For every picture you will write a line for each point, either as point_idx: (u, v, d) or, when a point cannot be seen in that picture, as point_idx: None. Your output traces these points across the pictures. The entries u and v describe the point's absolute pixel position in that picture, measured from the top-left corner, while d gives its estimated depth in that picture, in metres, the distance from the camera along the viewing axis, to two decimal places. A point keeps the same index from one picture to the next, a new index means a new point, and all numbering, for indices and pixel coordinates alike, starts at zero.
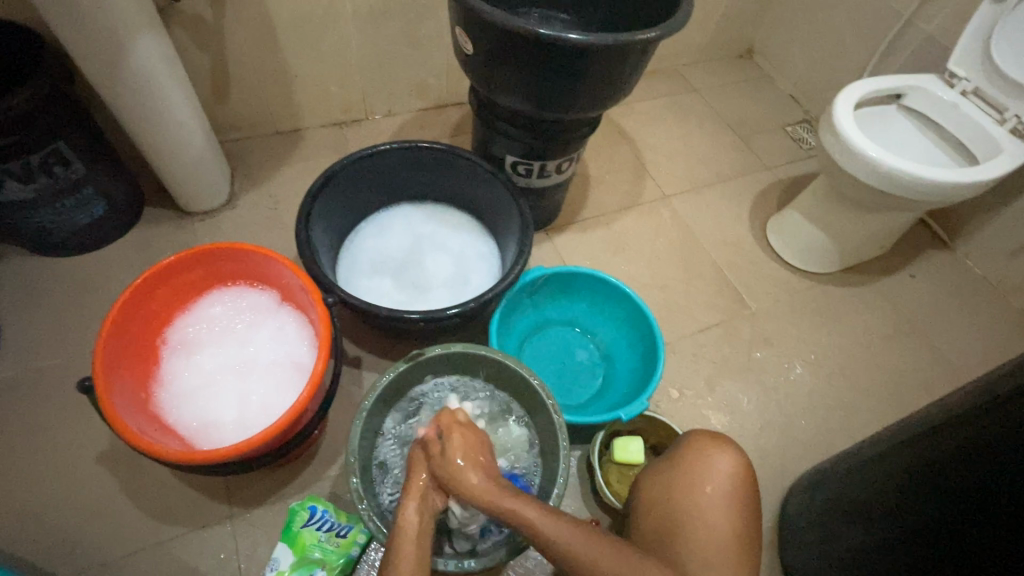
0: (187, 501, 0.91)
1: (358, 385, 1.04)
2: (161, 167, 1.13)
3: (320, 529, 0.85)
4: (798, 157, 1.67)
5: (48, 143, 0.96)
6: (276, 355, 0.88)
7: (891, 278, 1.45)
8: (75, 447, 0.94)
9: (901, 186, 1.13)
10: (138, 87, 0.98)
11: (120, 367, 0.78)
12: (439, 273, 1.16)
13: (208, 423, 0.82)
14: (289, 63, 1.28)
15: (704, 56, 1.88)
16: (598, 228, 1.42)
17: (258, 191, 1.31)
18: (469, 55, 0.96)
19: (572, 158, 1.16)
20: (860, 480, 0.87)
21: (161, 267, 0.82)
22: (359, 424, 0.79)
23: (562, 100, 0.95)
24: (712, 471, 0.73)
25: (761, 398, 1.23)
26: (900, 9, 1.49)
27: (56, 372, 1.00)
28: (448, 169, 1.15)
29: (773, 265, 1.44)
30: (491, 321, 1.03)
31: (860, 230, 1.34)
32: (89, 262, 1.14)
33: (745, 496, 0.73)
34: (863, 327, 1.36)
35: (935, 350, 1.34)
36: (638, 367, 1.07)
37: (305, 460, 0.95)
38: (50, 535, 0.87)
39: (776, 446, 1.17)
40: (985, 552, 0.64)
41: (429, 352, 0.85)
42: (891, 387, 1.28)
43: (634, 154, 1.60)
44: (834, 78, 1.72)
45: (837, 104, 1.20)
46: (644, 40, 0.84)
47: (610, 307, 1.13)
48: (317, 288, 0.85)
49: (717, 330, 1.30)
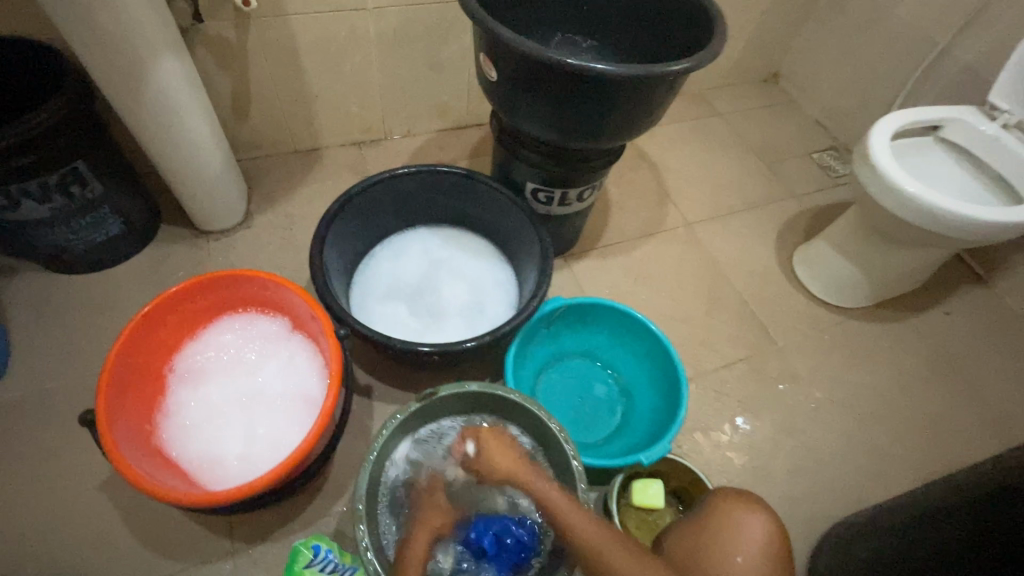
0: (188, 535, 0.87)
1: (368, 416, 1.01)
2: (179, 187, 1.12)
3: (324, 570, 0.82)
4: (826, 185, 1.62)
5: (66, 164, 0.95)
6: (285, 387, 0.85)
7: (926, 315, 1.38)
8: (77, 473, 0.91)
9: (940, 224, 1.07)
10: (159, 108, 0.97)
11: (125, 397, 0.76)
12: (455, 301, 1.12)
13: (211, 458, 0.79)
14: (310, 83, 1.27)
15: (728, 80, 1.85)
16: (618, 255, 1.38)
17: (274, 210, 1.29)
18: (493, 82, 0.94)
19: (595, 186, 1.13)
20: (898, 542, 0.80)
21: (171, 294, 0.80)
22: (368, 465, 0.76)
23: (586, 129, 0.92)
24: (743, 540, 0.68)
25: (788, 439, 1.17)
26: (936, 37, 1.45)
27: (63, 394, 0.98)
28: (467, 194, 1.13)
29: (800, 298, 1.39)
30: (508, 353, 0.99)
31: (894, 265, 1.28)
32: (102, 280, 1.13)
33: (780, 568, 0.67)
34: (896, 366, 1.29)
35: (973, 393, 1.27)
36: (659, 405, 1.03)
37: (311, 495, 0.92)
38: (47, 567, 0.84)
39: (804, 492, 1.11)
40: None
41: (442, 391, 0.82)
42: (927, 432, 1.21)
43: (656, 179, 1.56)
44: (864, 105, 1.67)
45: (871, 137, 1.16)
46: (675, 71, 0.81)
47: (631, 341, 1.09)
48: (329, 319, 0.82)
49: (741, 365, 1.25)
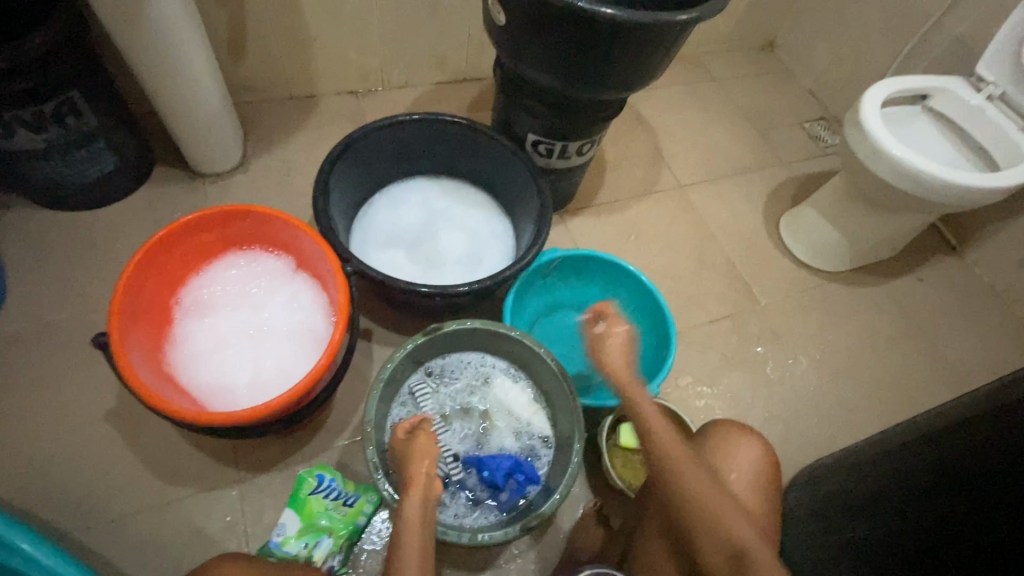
0: (195, 462, 0.90)
1: (369, 358, 1.03)
2: (176, 126, 1.10)
3: (328, 497, 0.85)
4: (814, 154, 1.66)
5: (61, 93, 0.93)
6: (292, 322, 0.87)
7: (900, 281, 1.45)
8: (82, 403, 0.93)
9: (921, 188, 1.12)
10: (160, 43, 0.95)
11: (135, 325, 0.77)
12: (454, 250, 1.14)
13: (220, 386, 0.81)
14: (309, 26, 1.25)
15: (726, 46, 1.85)
16: (612, 214, 1.41)
17: (270, 155, 1.28)
18: (500, 26, 0.95)
19: (594, 140, 1.15)
20: (861, 477, 0.87)
21: (178, 225, 0.81)
22: (375, 395, 0.79)
23: (590, 80, 0.94)
24: (737, 460, 0.76)
25: (765, 391, 1.23)
26: (930, 10, 1.47)
27: (62, 328, 0.99)
28: (468, 144, 1.13)
29: (784, 261, 1.44)
30: (506, 299, 1.02)
31: (875, 231, 1.34)
32: (97, 218, 1.12)
33: (766, 484, 0.76)
34: (869, 327, 1.37)
35: (939, 354, 1.35)
36: (647, 355, 1.07)
37: (314, 429, 0.95)
38: (55, 490, 0.86)
39: (779, 439, 1.18)
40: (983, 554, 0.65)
41: (447, 328, 0.85)
42: (894, 389, 1.29)
43: (651, 141, 1.58)
44: (856, 76, 1.70)
45: (864, 102, 1.19)
46: (680, 21, 0.83)
47: (624, 294, 1.13)
48: (335, 257, 0.83)
49: (726, 322, 1.31)
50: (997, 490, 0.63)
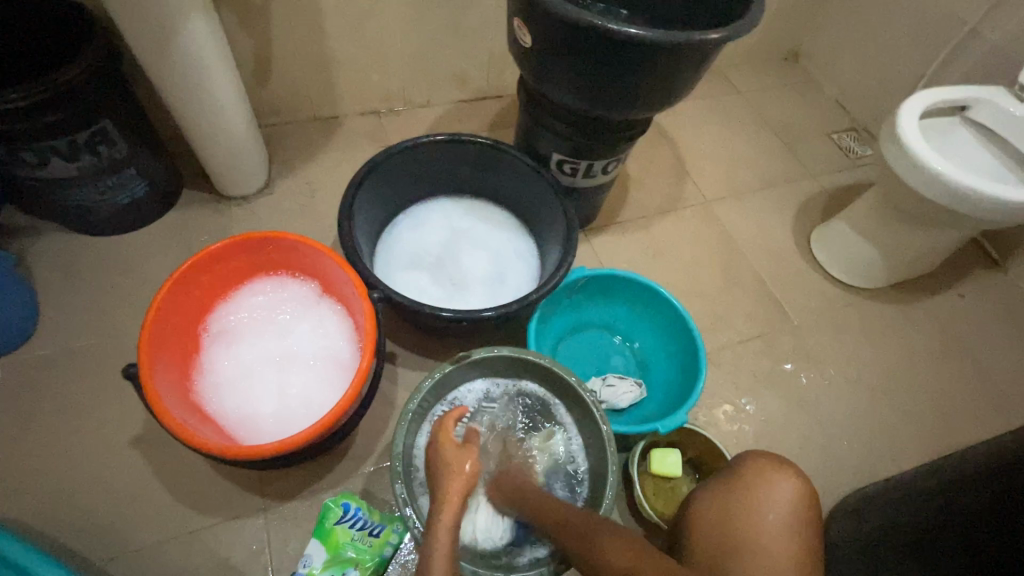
0: (221, 490, 0.90)
1: (393, 381, 1.02)
2: (203, 151, 1.12)
3: (354, 527, 0.83)
4: (844, 166, 1.62)
5: (94, 122, 0.95)
6: (317, 349, 0.86)
7: (939, 297, 1.40)
8: (111, 428, 0.93)
9: (962, 203, 1.07)
10: (188, 71, 0.96)
11: (165, 354, 0.77)
12: (478, 271, 1.13)
13: (248, 416, 0.81)
14: (332, 48, 1.25)
15: (749, 57, 1.82)
16: (637, 230, 1.39)
17: (294, 177, 1.29)
18: (526, 47, 0.94)
19: (620, 159, 1.13)
20: (911, 512, 0.83)
21: (207, 253, 0.81)
22: (403, 427, 0.77)
23: (617, 99, 0.92)
24: (774, 498, 0.72)
25: (800, 414, 1.19)
26: (964, 17, 1.43)
27: (91, 353, 1.00)
28: (491, 164, 1.12)
29: (816, 278, 1.39)
30: (530, 321, 1.00)
31: (913, 246, 1.29)
32: (126, 242, 1.13)
33: (809, 525, 0.72)
34: (908, 346, 1.31)
35: (983, 374, 1.29)
36: (677, 378, 1.04)
37: (339, 455, 0.94)
38: (83, 518, 0.86)
39: (816, 465, 1.14)
40: None
41: (475, 356, 0.84)
42: (936, 411, 1.23)
43: (675, 156, 1.55)
44: (885, 85, 1.66)
45: (899, 114, 1.15)
46: (711, 40, 0.81)
47: (651, 314, 1.10)
48: (361, 283, 0.83)
49: (757, 342, 1.27)
50: None
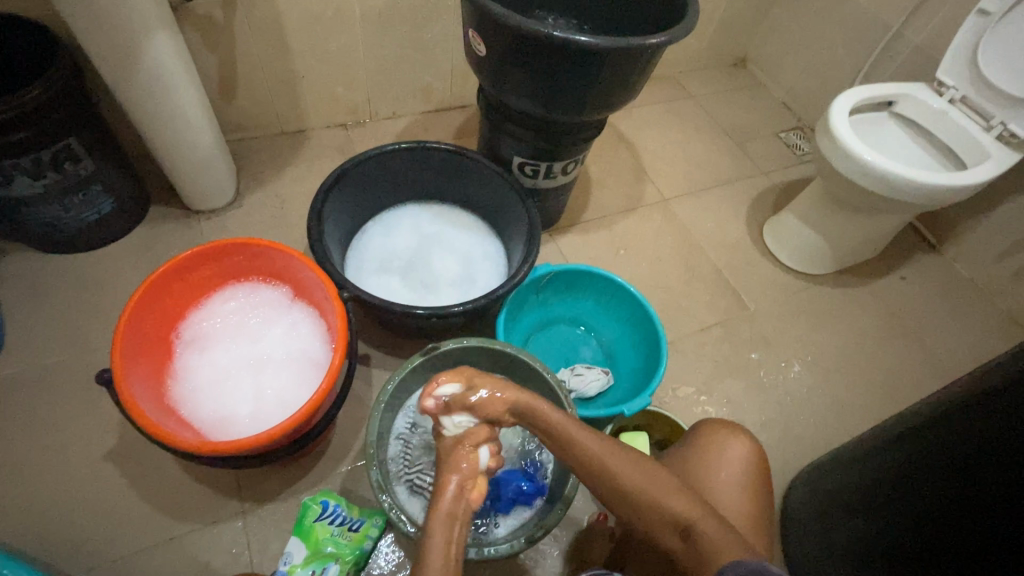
0: (198, 496, 0.91)
1: (367, 382, 1.05)
2: (171, 167, 1.13)
3: (333, 522, 0.85)
4: (792, 162, 1.72)
5: (58, 140, 0.96)
6: (291, 351, 0.89)
7: (884, 279, 1.49)
8: (84, 442, 0.93)
9: (893, 189, 1.16)
10: (154, 88, 0.99)
11: (138, 361, 0.79)
12: (447, 272, 1.17)
13: (223, 417, 0.82)
14: (296, 63, 1.29)
15: (699, 64, 1.93)
16: (600, 229, 1.45)
17: (263, 189, 1.31)
18: (481, 56, 0.99)
19: (578, 159, 1.19)
20: (856, 471, 0.89)
21: (178, 261, 0.83)
22: (376, 416, 0.81)
23: (570, 102, 0.98)
24: (727, 458, 0.78)
25: (760, 394, 1.25)
26: (889, 22, 1.55)
27: (61, 369, 1.00)
28: (455, 169, 1.17)
29: (770, 267, 1.47)
30: (498, 316, 1.04)
31: (855, 233, 1.38)
32: (95, 258, 1.14)
33: (760, 485, 0.77)
34: (857, 326, 1.40)
35: (925, 348, 1.38)
36: (641, 364, 1.10)
37: (316, 456, 0.96)
38: (58, 532, 0.86)
39: (776, 441, 1.20)
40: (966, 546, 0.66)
41: (444, 347, 0.87)
42: (885, 385, 1.31)
43: (634, 158, 1.63)
44: (825, 86, 1.77)
45: (833, 111, 1.25)
46: (651, 44, 0.88)
47: (615, 306, 1.15)
48: (331, 283, 0.86)
49: (718, 329, 1.33)
50: (984, 481, 0.65)
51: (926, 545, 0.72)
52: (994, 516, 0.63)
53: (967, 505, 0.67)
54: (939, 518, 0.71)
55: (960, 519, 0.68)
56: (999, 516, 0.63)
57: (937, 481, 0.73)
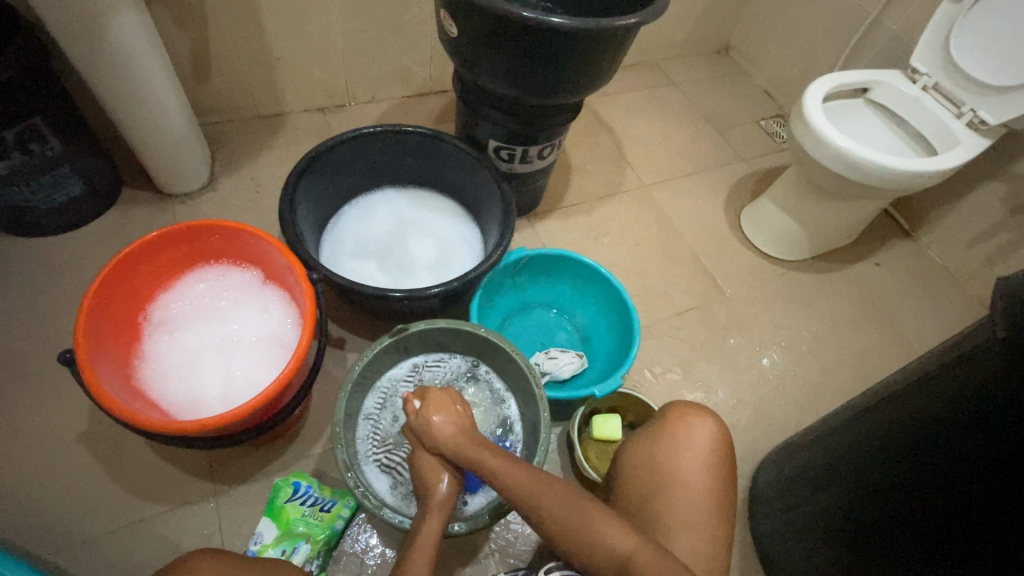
0: (170, 478, 0.91)
1: (342, 365, 1.05)
2: (142, 149, 1.12)
3: (304, 503, 0.86)
4: (772, 150, 1.73)
5: (22, 120, 0.95)
6: (261, 333, 0.88)
7: (859, 266, 1.51)
8: (54, 425, 0.93)
9: (866, 175, 1.18)
10: (121, 67, 0.97)
11: (104, 342, 0.78)
12: (423, 256, 1.17)
13: (192, 398, 0.82)
14: (271, 45, 1.27)
15: (682, 51, 1.92)
16: (579, 215, 1.45)
17: (238, 173, 1.30)
18: (454, 38, 0.98)
19: (554, 143, 1.19)
20: (820, 451, 0.92)
21: (144, 241, 0.82)
22: (343, 396, 0.81)
23: (543, 85, 0.98)
24: (693, 439, 0.79)
25: (734, 378, 1.27)
26: (868, 9, 1.55)
27: (31, 353, 0.99)
28: (431, 153, 1.17)
29: (747, 253, 1.49)
30: (472, 300, 1.05)
31: (830, 219, 1.40)
32: (65, 241, 1.12)
33: (724, 462, 0.79)
34: (831, 311, 1.42)
35: (897, 333, 1.40)
36: (615, 347, 1.11)
37: (289, 438, 0.96)
38: (28, 514, 0.86)
39: (749, 423, 1.22)
40: (948, 515, 0.67)
41: (415, 328, 0.87)
42: (857, 369, 1.34)
43: (615, 144, 1.63)
44: (805, 73, 1.78)
45: (809, 97, 1.25)
46: (622, 26, 0.88)
47: (590, 290, 1.16)
48: (301, 265, 0.85)
49: (694, 314, 1.35)
50: (945, 450, 0.68)
51: (908, 516, 0.73)
52: (980, 486, 0.63)
53: (943, 476, 0.68)
54: (908, 489, 0.73)
55: (944, 490, 0.68)
56: (986, 485, 0.63)
57: (897, 454, 0.75)
